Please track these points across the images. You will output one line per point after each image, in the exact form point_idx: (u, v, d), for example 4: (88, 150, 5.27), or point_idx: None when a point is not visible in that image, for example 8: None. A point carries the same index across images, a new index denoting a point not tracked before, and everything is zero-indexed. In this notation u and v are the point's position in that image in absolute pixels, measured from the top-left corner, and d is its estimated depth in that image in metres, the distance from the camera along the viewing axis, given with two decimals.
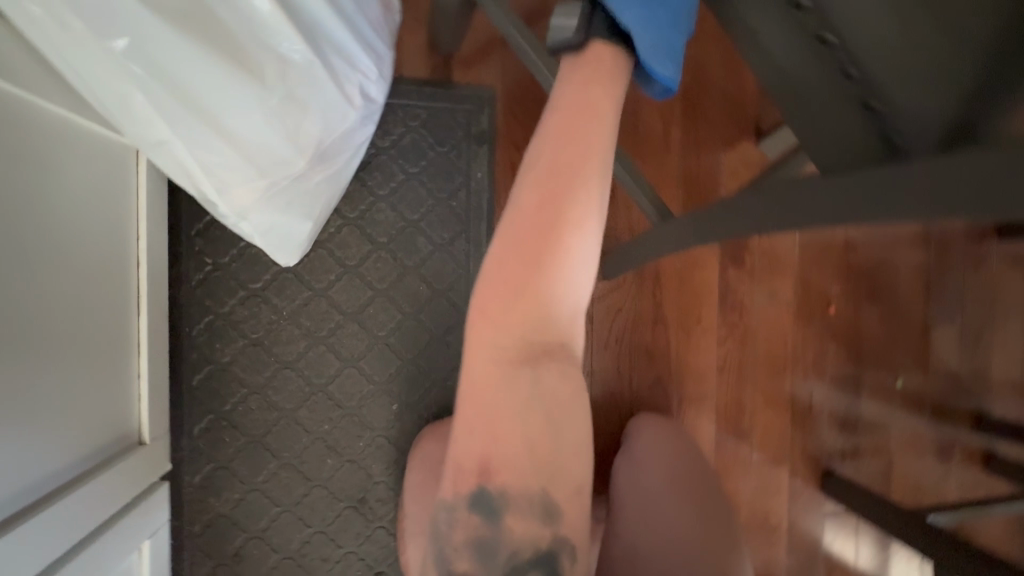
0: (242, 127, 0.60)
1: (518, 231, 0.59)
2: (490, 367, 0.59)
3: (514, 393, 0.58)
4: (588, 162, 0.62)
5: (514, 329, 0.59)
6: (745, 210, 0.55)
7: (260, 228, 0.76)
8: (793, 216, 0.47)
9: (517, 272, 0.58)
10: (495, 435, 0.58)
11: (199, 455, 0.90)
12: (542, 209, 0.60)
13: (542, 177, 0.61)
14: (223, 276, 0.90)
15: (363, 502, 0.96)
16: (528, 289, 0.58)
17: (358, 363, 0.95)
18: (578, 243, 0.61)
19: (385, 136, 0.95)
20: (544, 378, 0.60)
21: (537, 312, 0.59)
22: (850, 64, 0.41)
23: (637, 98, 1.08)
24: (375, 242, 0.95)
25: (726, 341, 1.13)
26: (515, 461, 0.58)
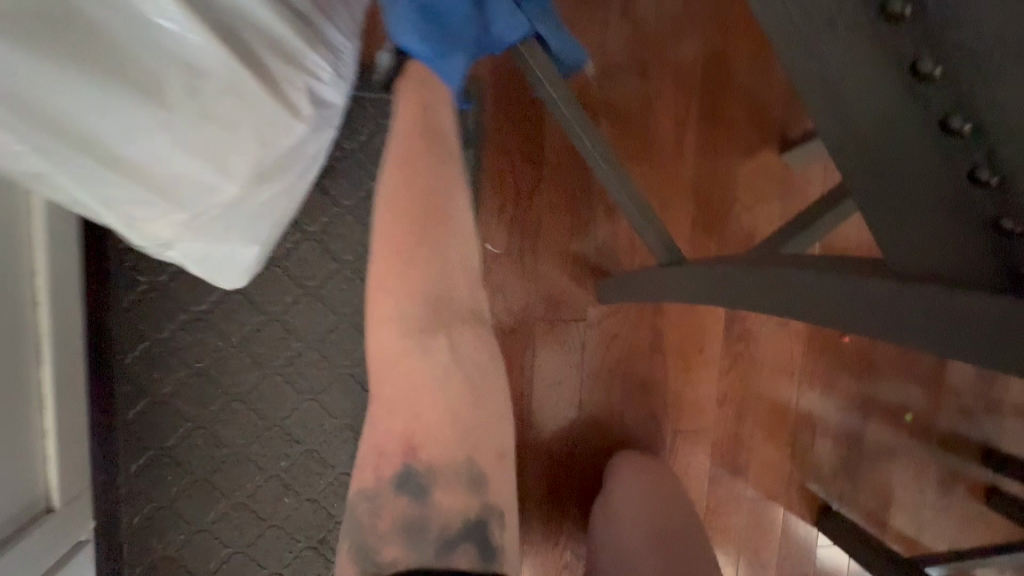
0: (150, 155, 0.51)
1: (392, 231, 0.57)
2: (391, 341, 0.54)
3: (419, 363, 0.53)
4: (437, 149, 0.60)
5: (416, 291, 0.55)
6: (787, 288, 0.46)
7: (193, 256, 0.63)
8: (856, 317, 0.39)
9: (401, 241, 0.56)
10: (413, 402, 0.52)
11: (139, 495, 0.81)
12: (415, 179, 0.58)
13: (410, 151, 0.59)
14: (161, 297, 0.79)
15: (323, 543, 0.87)
16: (416, 257, 0.56)
17: (319, 395, 0.84)
18: (459, 220, 0.59)
19: (352, 137, 0.81)
20: (453, 343, 0.55)
21: (432, 279, 0.56)
22: (987, 164, 0.30)
23: (650, 97, 0.93)
24: (338, 260, 0.83)
25: (728, 370, 1.04)
26: (437, 428, 0.51)
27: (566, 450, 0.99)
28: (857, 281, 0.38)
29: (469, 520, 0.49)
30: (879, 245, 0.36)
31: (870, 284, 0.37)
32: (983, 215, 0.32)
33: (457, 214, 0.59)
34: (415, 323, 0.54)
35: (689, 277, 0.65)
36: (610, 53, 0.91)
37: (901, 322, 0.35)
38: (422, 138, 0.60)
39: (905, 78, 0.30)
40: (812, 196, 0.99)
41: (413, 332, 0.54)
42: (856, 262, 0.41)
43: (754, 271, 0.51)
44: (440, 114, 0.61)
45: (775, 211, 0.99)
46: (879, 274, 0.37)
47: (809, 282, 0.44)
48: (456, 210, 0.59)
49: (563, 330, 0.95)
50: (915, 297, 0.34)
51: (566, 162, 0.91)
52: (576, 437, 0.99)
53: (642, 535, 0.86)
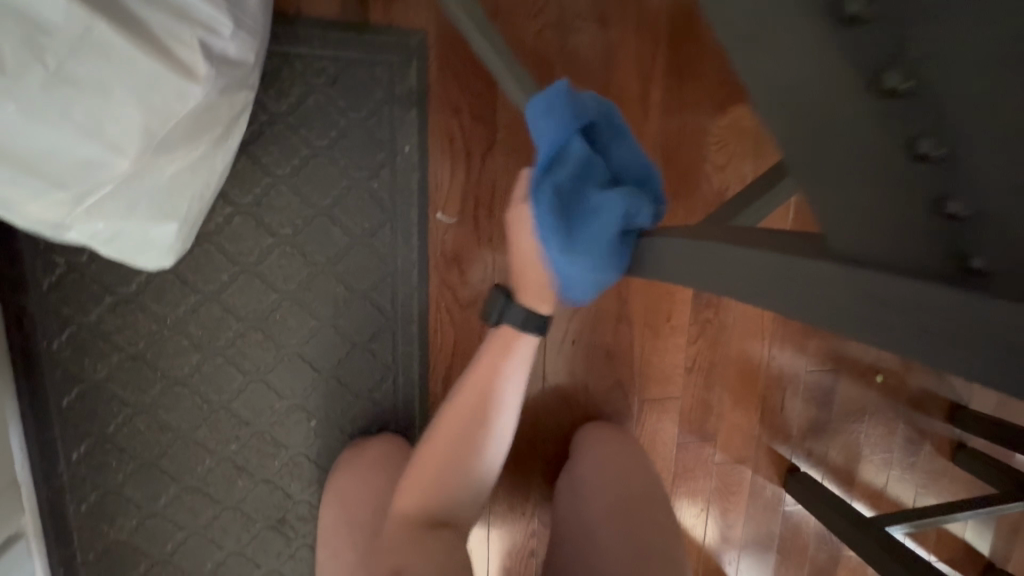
0: (10, 128, 0.45)
1: (444, 428, 0.64)
2: (404, 503, 0.62)
3: (411, 555, 0.56)
4: (501, 404, 0.64)
5: (431, 470, 0.62)
6: (728, 265, 0.41)
7: (98, 235, 0.58)
8: (797, 302, 0.33)
9: (435, 457, 0.62)
10: (404, 554, 0.56)
11: (83, 482, 0.78)
12: (468, 403, 0.64)
13: (470, 388, 0.65)
14: (82, 280, 0.73)
15: (282, 522, 0.86)
16: (444, 470, 0.62)
17: (265, 376, 0.81)
18: (492, 456, 0.64)
19: (280, 97, 0.74)
20: (445, 542, 0.58)
21: (444, 498, 0.61)
22: (928, 132, 0.24)
23: (613, 48, 0.86)
24: (275, 234, 0.77)
25: (697, 338, 1.01)
26: (414, 562, 0.55)
27: (531, 423, 0.97)
28: (798, 261, 0.32)
29: None
30: (819, 222, 0.30)
31: (814, 265, 0.31)
32: (927, 192, 0.25)
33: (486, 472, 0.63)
34: (421, 513, 0.60)
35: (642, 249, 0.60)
36: None
37: (846, 310, 0.29)
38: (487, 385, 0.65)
39: (830, 25, 0.23)
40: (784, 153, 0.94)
41: (417, 521, 0.60)
42: (807, 239, 0.35)
43: (697, 243, 0.46)
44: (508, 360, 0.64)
45: (747, 170, 0.93)
46: (825, 253, 0.31)
47: (740, 256, 0.39)
48: (487, 450, 0.64)
49: None
50: (862, 283, 0.28)
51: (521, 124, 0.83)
52: (541, 410, 0.97)
53: (603, 504, 0.82)
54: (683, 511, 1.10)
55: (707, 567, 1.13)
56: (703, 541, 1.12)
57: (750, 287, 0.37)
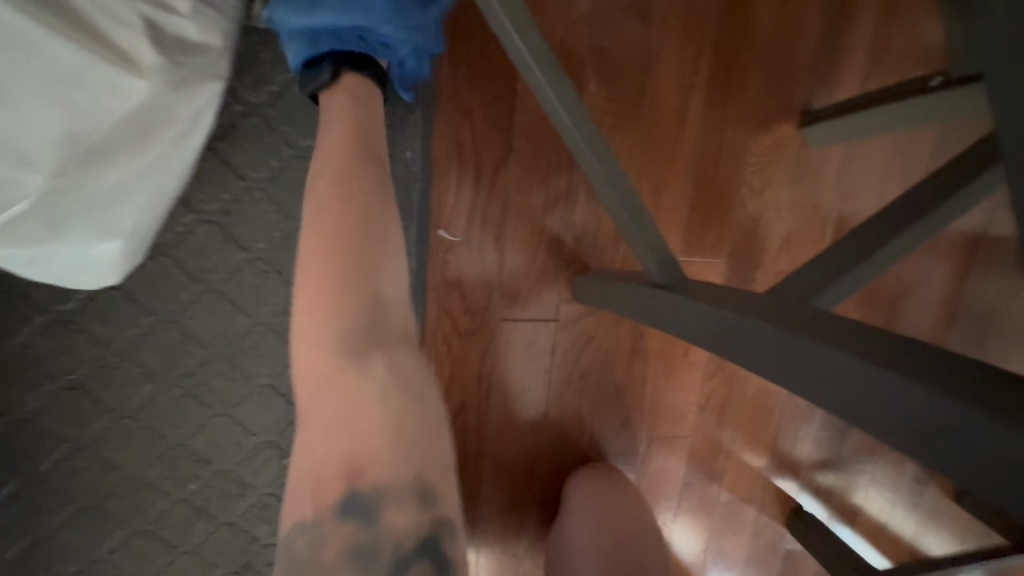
0: None
1: (315, 224, 0.42)
2: (308, 351, 0.37)
3: (346, 386, 0.34)
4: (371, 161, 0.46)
5: (321, 290, 0.38)
6: (779, 356, 0.39)
7: (17, 258, 0.46)
8: (863, 411, 0.33)
9: (329, 243, 0.40)
10: (343, 414, 0.33)
11: (9, 527, 0.67)
12: (345, 177, 0.44)
13: (336, 151, 0.46)
14: (6, 294, 0.61)
15: (247, 568, 0.76)
16: (346, 257, 0.39)
17: (233, 411, 0.70)
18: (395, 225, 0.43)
19: (258, 87, 0.61)
20: (386, 359, 0.36)
21: (357, 293, 0.37)
22: None
23: (652, 51, 0.75)
24: (248, 249, 0.65)
25: (713, 375, 0.93)
26: (374, 435, 0.32)
27: (529, 461, 0.87)
28: (859, 368, 0.33)
29: (429, 539, 0.32)
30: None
31: (873, 377, 0.32)
32: None
33: (394, 235, 0.42)
34: (344, 335, 0.36)
35: (696, 313, 0.49)
36: None
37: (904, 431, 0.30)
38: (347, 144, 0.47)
39: None
40: (828, 179, 0.84)
41: (338, 342, 0.35)
42: (865, 339, 0.35)
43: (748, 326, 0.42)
44: (373, 128, 0.50)
45: (786, 197, 0.84)
46: (881, 363, 0.32)
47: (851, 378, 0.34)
48: (385, 213, 0.43)
49: (532, 332, 0.81)
50: (925, 406, 0.29)
51: (541, 133, 0.73)
52: (541, 447, 0.87)
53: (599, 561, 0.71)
54: (682, 551, 1.03)
55: None
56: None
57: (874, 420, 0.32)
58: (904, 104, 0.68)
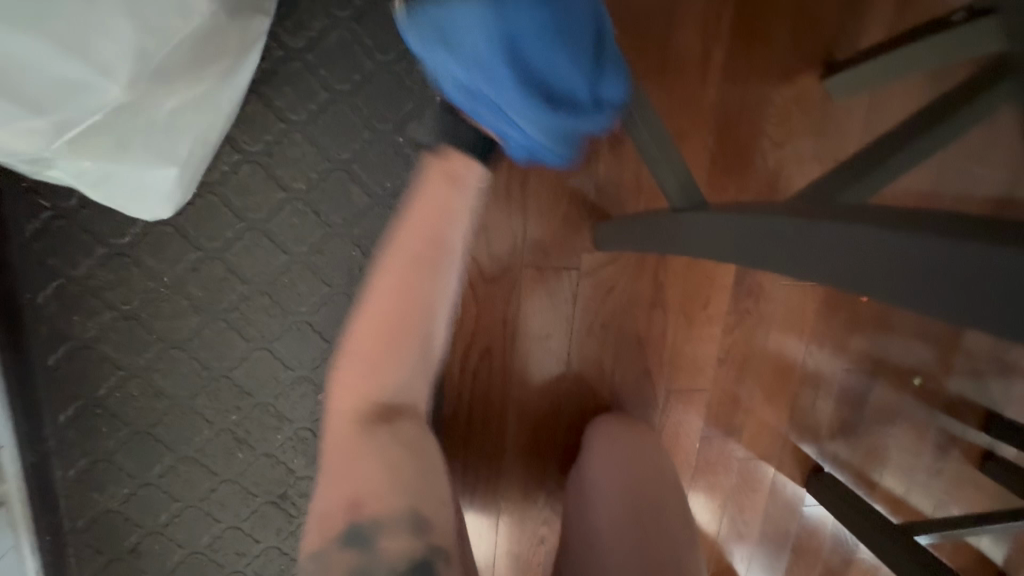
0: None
1: (368, 315, 0.50)
2: (341, 416, 0.48)
3: (365, 452, 0.46)
4: (423, 251, 0.51)
5: (359, 375, 0.49)
6: (800, 241, 0.43)
7: (84, 174, 0.50)
8: (882, 273, 0.36)
9: (375, 337, 0.49)
10: (357, 473, 0.46)
11: (72, 448, 0.72)
12: (397, 269, 0.51)
13: (390, 242, 0.53)
14: (71, 228, 0.66)
15: (284, 498, 0.81)
16: (377, 364, 0.49)
17: (271, 345, 0.74)
18: (435, 311, 0.51)
19: (299, 32, 0.66)
20: (397, 434, 0.48)
21: (389, 378, 0.49)
22: None
23: (673, 1, 0.76)
24: (287, 189, 0.69)
25: (733, 329, 0.95)
26: (382, 488, 0.45)
27: (549, 408, 0.90)
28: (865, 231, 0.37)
29: (417, 561, 0.44)
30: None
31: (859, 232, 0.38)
32: None
33: (429, 329, 0.51)
34: (367, 411, 0.48)
35: (717, 224, 0.52)
36: None
37: (916, 279, 0.34)
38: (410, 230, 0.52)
39: None
40: (851, 130, 0.85)
41: (362, 417, 0.48)
42: (882, 213, 0.39)
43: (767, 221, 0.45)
44: (444, 204, 0.53)
45: (807, 148, 0.84)
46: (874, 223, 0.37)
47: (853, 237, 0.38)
48: (427, 300, 0.50)
49: (554, 280, 0.83)
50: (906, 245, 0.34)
51: None
52: (562, 396, 0.90)
53: (614, 502, 0.76)
54: (699, 507, 1.05)
55: (716, 561, 1.09)
56: (716, 538, 1.07)
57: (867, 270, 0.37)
58: (930, 44, 0.68)
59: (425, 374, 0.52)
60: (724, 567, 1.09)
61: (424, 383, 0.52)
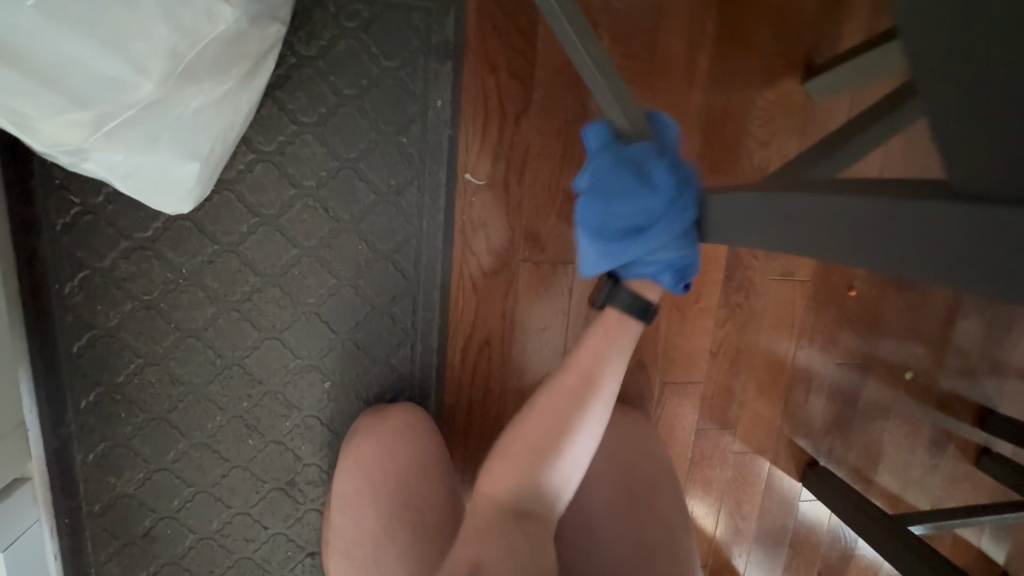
0: (44, 47, 0.43)
1: (523, 433, 0.59)
2: (489, 485, 0.57)
3: (502, 547, 0.51)
4: (583, 380, 0.61)
5: (512, 477, 0.56)
6: (794, 217, 0.43)
7: (115, 167, 0.54)
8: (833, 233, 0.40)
9: (527, 453, 0.57)
10: (487, 569, 0.50)
11: (91, 433, 0.76)
12: (552, 401, 0.60)
13: (566, 373, 0.62)
14: (97, 222, 0.71)
15: (291, 485, 0.84)
16: (526, 460, 0.57)
17: (281, 334, 0.78)
18: (581, 444, 0.59)
19: (311, 41, 0.71)
20: (528, 534, 0.53)
21: (532, 489, 0.55)
22: None
23: (659, 11, 0.81)
24: (298, 186, 0.74)
25: (724, 323, 0.98)
26: (502, 566, 0.50)
27: None
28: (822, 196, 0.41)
29: None
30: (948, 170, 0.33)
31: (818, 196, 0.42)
32: None
33: (576, 454, 0.59)
34: (513, 504, 0.55)
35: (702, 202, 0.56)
36: None
37: (893, 240, 0.36)
38: (571, 372, 0.62)
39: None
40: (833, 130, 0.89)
41: (505, 513, 0.54)
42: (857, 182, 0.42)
43: (769, 195, 0.46)
44: (599, 362, 0.62)
45: (791, 147, 0.88)
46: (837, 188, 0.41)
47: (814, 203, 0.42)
48: (575, 437, 0.59)
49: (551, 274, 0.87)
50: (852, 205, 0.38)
51: (559, 85, 0.79)
52: None
53: (610, 487, 0.81)
54: (696, 501, 1.07)
55: (715, 556, 1.10)
56: (714, 532, 1.09)
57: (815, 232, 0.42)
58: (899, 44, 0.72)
59: (563, 495, 0.58)
60: (723, 562, 1.11)
61: (560, 502, 0.57)
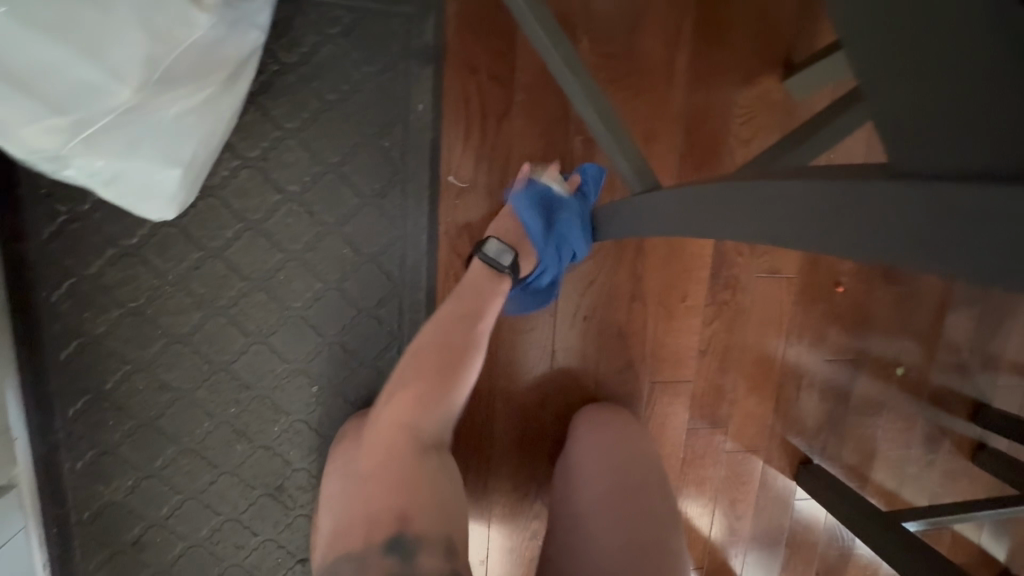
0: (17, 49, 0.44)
1: (419, 365, 0.68)
2: (391, 423, 0.65)
3: (416, 478, 0.61)
4: (469, 318, 0.71)
5: (414, 409, 0.65)
6: (770, 204, 0.39)
7: (98, 173, 0.55)
8: (807, 219, 0.36)
9: (424, 381, 0.66)
10: (407, 492, 0.59)
11: (79, 440, 0.76)
12: (441, 335, 0.69)
13: (451, 313, 0.71)
14: (84, 230, 0.71)
15: (281, 490, 0.84)
16: (425, 393, 0.66)
17: (268, 339, 0.79)
18: (472, 368, 0.70)
19: (293, 48, 0.72)
20: (436, 461, 0.64)
21: (433, 414, 0.66)
22: None
23: (637, 13, 0.83)
24: (283, 191, 0.75)
25: (712, 321, 0.98)
26: (421, 502, 0.59)
27: (537, 400, 0.94)
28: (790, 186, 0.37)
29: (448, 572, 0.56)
30: (889, 150, 0.29)
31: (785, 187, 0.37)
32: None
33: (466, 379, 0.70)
34: (417, 433, 0.64)
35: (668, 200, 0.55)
36: None
37: (864, 225, 0.31)
38: (456, 312, 0.71)
39: None
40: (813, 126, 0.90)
41: (412, 443, 0.63)
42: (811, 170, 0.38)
43: (735, 187, 0.43)
44: (482, 299, 0.72)
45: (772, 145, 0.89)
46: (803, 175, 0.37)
47: (783, 190, 0.38)
48: (467, 363, 0.69)
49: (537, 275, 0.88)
50: (822, 190, 0.34)
51: (540, 87, 0.80)
52: (549, 388, 0.94)
53: (603, 484, 0.80)
54: (690, 501, 1.06)
55: (712, 557, 1.09)
56: (709, 533, 1.08)
57: (797, 220, 0.37)
58: None
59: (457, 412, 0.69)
60: (719, 563, 1.10)
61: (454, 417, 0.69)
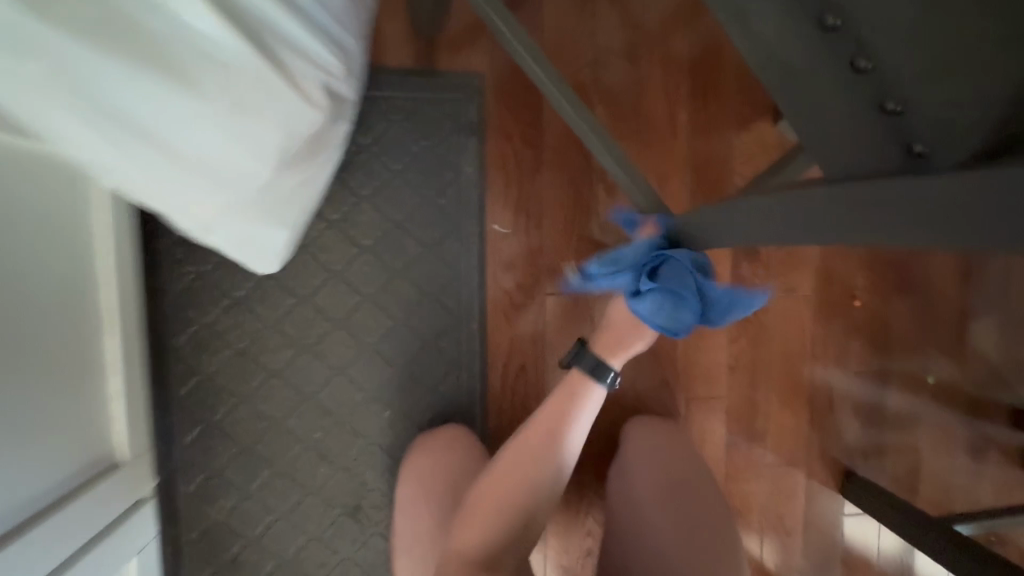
0: (192, 144, 0.58)
1: (493, 482, 0.70)
2: (463, 540, 0.66)
3: None
4: (545, 438, 0.72)
5: (486, 530, 0.66)
6: (734, 219, 0.51)
7: (224, 234, 0.71)
8: (761, 224, 0.47)
9: (495, 501, 0.68)
10: None
11: (192, 465, 0.89)
12: (517, 455, 0.71)
13: (531, 431, 0.73)
14: (204, 285, 0.88)
15: (357, 509, 0.94)
16: (496, 515, 0.67)
17: (347, 370, 0.92)
18: (545, 491, 0.70)
19: (366, 132, 0.91)
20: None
21: (502, 535, 0.66)
22: (893, 97, 0.34)
23: (641, 81, 0.99)
24: (359, 245, 0.91)
25: (737, 339, 1.07)
26: None
27: None
28: (747, 200, 0.48)
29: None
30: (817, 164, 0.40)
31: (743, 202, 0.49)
32: (893, 139, 0.35)
33: (541, 503, 0.69)
34: (485, 555, 0.65)
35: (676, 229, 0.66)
36: (599, 41, 0.98)
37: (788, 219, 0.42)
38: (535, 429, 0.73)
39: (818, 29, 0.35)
40: None
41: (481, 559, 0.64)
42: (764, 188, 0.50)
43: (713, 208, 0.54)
44: (562, 419, 0.73)
45: None
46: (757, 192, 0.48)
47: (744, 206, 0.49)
48: (540, 487, 0.69)
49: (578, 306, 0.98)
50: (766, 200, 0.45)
51: (565, 146, 0.96)
52: None
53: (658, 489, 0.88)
54: (738, 518, 1.10)
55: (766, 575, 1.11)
56: (760, 550, 1.11)
57: (756, 227, 0.47)
58: None
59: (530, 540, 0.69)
60: None
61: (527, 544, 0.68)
